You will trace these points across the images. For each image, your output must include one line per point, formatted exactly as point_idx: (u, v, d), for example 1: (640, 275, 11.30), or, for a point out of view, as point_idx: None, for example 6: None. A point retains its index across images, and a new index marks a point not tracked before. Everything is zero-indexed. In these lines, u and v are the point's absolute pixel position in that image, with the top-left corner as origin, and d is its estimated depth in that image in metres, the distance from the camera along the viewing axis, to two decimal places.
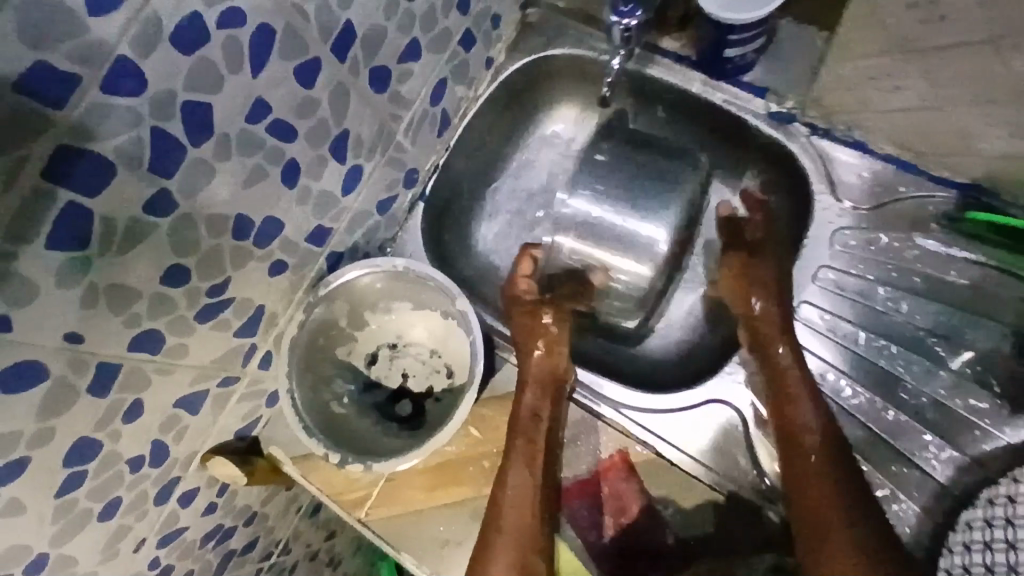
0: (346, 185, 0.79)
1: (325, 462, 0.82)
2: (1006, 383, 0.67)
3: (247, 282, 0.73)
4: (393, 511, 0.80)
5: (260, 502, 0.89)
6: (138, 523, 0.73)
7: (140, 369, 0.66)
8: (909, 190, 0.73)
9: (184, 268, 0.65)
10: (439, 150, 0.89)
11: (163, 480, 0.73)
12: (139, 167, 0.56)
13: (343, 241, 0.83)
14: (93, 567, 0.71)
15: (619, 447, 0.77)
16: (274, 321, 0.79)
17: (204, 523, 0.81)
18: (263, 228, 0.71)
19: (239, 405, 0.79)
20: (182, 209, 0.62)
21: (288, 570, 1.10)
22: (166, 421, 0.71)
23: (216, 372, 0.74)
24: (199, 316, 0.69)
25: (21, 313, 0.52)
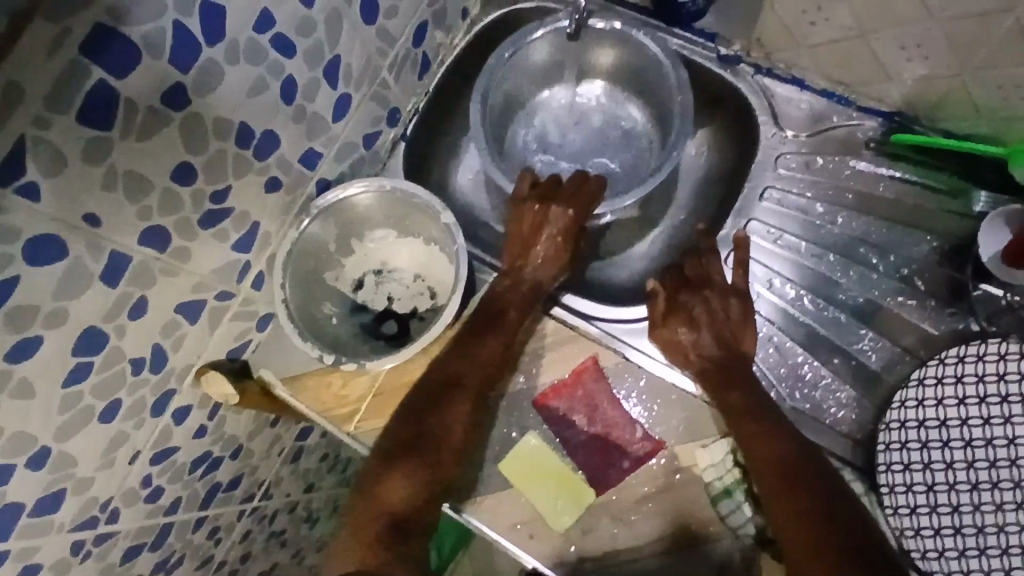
0: (337, 112, 0.82)
1: (315, 380, 0.87)
2: (928, 282, 0.83)
3: (246, 197, 0.75)
4: (381, 422, 0.85)
5: (247, 434, 0.94)
6: (135, 432, 0.76)
7: (148, 266, 0.68)
8: (842, 120, 0.87)
9: (193, 167, 0.67)
10: (419, 93, 0.95)
11: (160, 390, 0.77)
12: (160, 58, 0.59)
13: (332, 168, 0.87)
14: (92, 472, 0.73)
15: (591, 352, 0.84)
16: (267, 241, 0.82)
17: (195, 446, 0.86)
18: (263, 141, 0.74)
19: (232, 323, 0.82)
20: (193, 107, 0.64)
21: (269, 519, 1.11)
22: (165, 327, 0.74)
23: (211, 284, 0.76)
24: (202, 222, 0.71)
25: (52, 186, 0.56)
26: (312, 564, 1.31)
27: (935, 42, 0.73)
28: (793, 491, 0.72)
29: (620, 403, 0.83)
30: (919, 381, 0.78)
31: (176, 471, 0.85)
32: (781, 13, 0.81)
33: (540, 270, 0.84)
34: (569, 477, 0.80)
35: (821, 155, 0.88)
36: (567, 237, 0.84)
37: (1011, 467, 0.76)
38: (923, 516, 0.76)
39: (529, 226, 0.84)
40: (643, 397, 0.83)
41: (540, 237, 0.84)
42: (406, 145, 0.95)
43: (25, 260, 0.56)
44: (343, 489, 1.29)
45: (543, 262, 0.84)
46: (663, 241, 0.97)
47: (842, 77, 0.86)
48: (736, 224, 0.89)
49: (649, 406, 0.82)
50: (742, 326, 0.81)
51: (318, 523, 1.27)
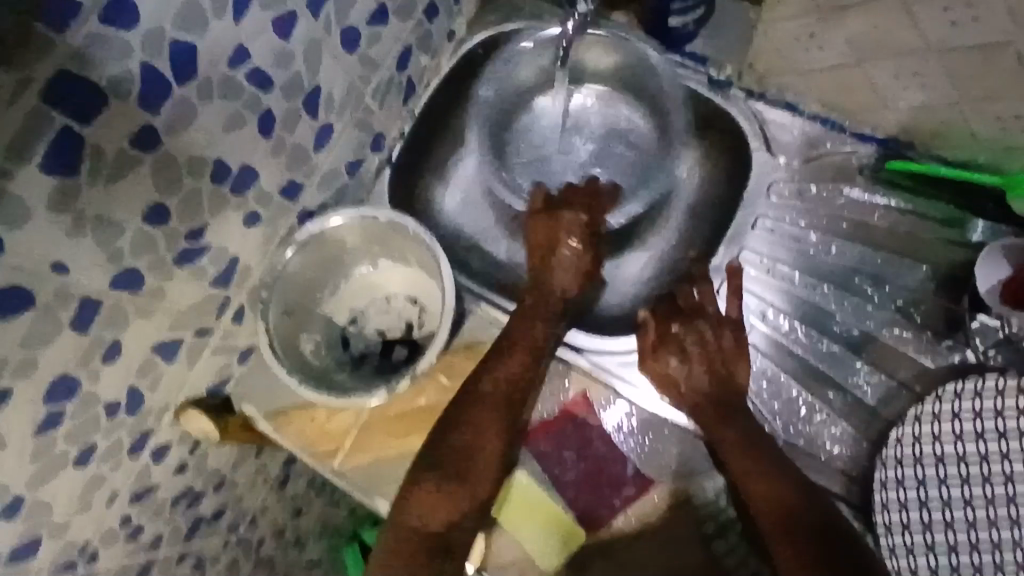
0: (319, 142, 0.80)
1: (298, 415, 0.85)
2: (924, 314, 0.81)
3: (224, 232, 0.73)
4: (366, 459, 0.83)
5: (230, 466, 0.93)
6: (112, 474, 0.75)
7: (121, 308, 0.66)
8: (835, 146, 0.86)
9: (167, 207, 0.65)
10: (403, 116, 0.93)
11: (137, 430, 0.75)
12: (128, 101, 0.57)
13: (315, 197, 0.85)
14: (68, 517, 0.72)
15: (582, 388, 0.84)
16: (247, 274, 0.80)
17: (176, 481, 0.84)
18: (240, 176, 0.72)
19: (212, 358, 0.81)
20: (165, 147, 0.62)
21: (256, 546, 1.09)
22: (142, 368, 0.72)
23: (189, 321, 0.74)
24: (178, 260, 0.69)
25: (16, 237, 0.54)
26: None
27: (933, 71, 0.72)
28: (786, 525, 0.70)
29: (611, 438, 0.82)
30: (915, 417, 0.77)
31: (157, 508, 0.84)
32: (783, 34, 0.84)
33: (566, 281, 0.82)
34: (557, 513, 0.78)
35: (814, 181, 0.86)
36: (585, 244, 0.83)
37: (1011, 505, 0.73)
38: (920, 556, 0.75)
39: (546, 235, 0.84)
40: (634, 431, 0.82)
41: (563, 244, 0.83)
42: (392, 169, 0.93)
43: None
44: (333, 511, 1.27)
45: (565, 274, 0.82)
46: (653, 266, 0.96)
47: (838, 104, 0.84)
48: (729, 252, 0.86)
49: (640, 441, 0.82)
50: (736, 356, 0.79)
51: (308, 545, 1.25)
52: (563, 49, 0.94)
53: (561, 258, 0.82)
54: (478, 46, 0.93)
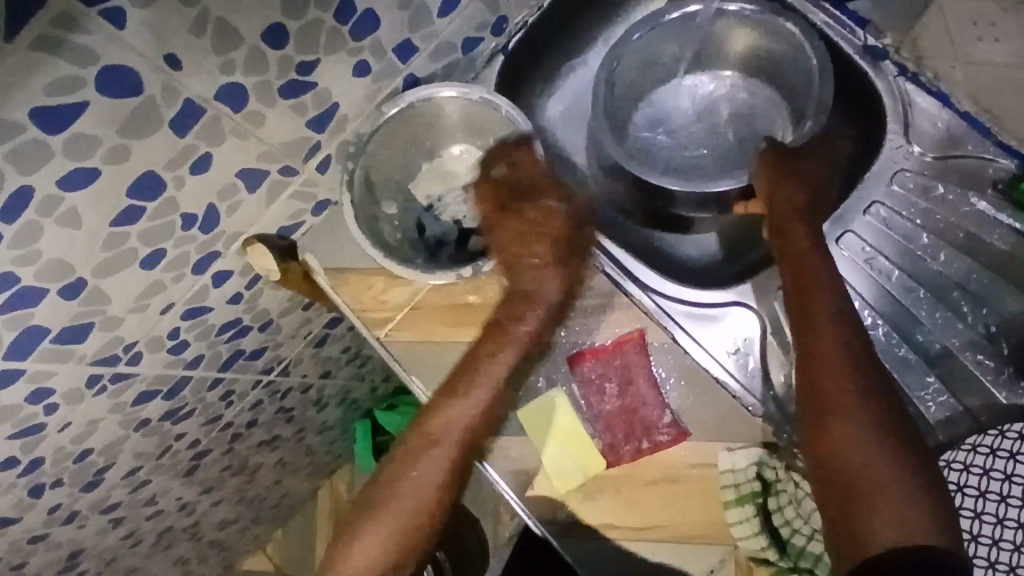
0: (446, 8, 0.77)
1: (357, 277, 0.84)
2: (1013, 348, 0.77)
3: (332, 75, 0.71)
4: (414, 336, 0.83)
5: (280, 312, 0.93)
6: (173, 285, 0.76)
7: (220, 123, 0.65)
8: (975, 151, 0.80)
9: (286, 30, 0.63)
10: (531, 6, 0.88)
11: (205, 250, 0.76)
12: None
13: (426, 66, 0.82)
14: (123, 312, 0.74)
15: (638, 325, 0.81)
16: (342, 126, 0.78)
17: (227, 311, 0.86)
18: (362, 19, 0.69)
19: (290, 201, 0.80)
20: None
21: (281, 395, 1.12)
22: (225, 189, 0.72)
23: (277, 156, 0.74)
24: (283, 91, 0.68)
25: (139, 15, 0.53)
26: (310, 444, 1.34)
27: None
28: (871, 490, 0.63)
29: (656, 383, 0.80)
30: (971, 446, 0.74)
31: (205, 331, 0.86)
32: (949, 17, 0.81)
33: (544, 288, 0.77)
34: (584, 440, 0.78)
35: (943, 180, 0.81)
36: (558, 246, 0.79)
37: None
38: None
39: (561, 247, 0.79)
40: (680, 385, 0.79)
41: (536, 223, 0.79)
42: (505, 58, 0.90)
43: (98, 88, 0.54)
44: (358, 384, 1.30)
45: (540, 280, 0.77)
46: (742, 226, 0.92)
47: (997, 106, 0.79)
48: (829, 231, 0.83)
49: (684, 395, 0.79)
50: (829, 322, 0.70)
51: (326, 409, 1.28)
52: None
53: (541, 257, 0.78)
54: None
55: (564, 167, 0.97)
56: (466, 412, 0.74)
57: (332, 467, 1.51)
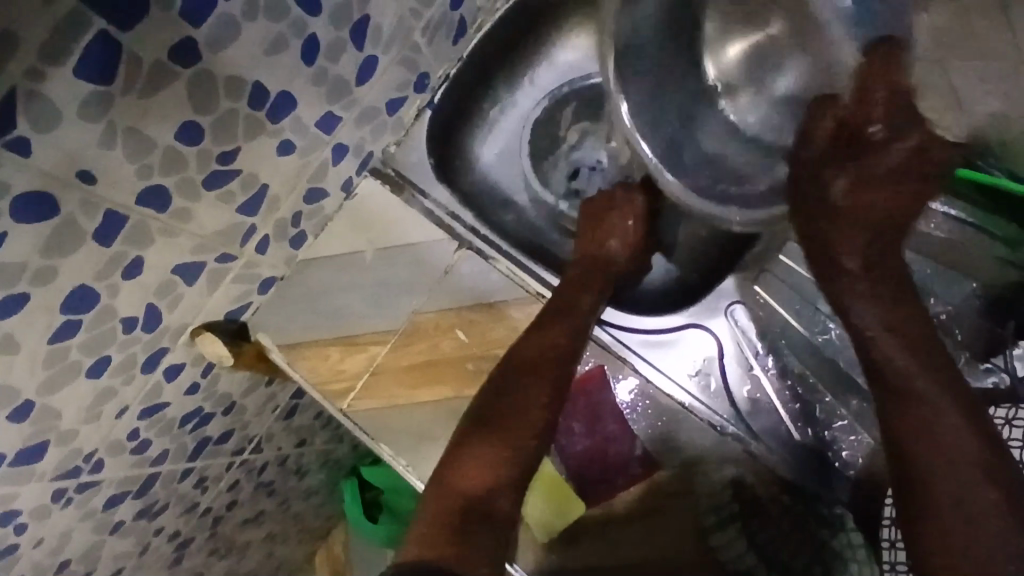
0: (362, 76, 0.77)
1: (313, 352, 0.86)
2: (966, 334, 0.78)
3: (257, 158, 0.71)
4: (376, 403, 0.84)
5: (241, 392, 0.93)
6: (124, 388, 0.75)
7: (146, 225, 0.65)
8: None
9: (200, 126, 0.63)
10: (451, 59, 0.90)
11: (152, 348, 0.75)
12: (171, 9, 0.54)
13: (352, 133, 0.82)
14: (76, 424, 0.72)
15: (599, 362, 0.82)
16: (276, 204, 0.78)
17: (186, 401, 0.85)
18: (278, 101, 0.69)
19: (232, 285, 0.80)
20: (205, 63, 0.59)
21: (258, 470, 1.11)
22: (163, 287, 0.71)
23: (213, 245, 0.73)
24: (207, 183, 0.67)
25: (44, 139, 0.52)
26: (298, 512, 1.33)
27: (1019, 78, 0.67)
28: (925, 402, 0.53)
29: (623, 418, 0.80)
30: None
31: (166, 425, 0.85)
32: None
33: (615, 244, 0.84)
34: (557, 482, 0.79)
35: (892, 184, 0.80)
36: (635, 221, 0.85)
37: None
38: None
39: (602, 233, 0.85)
40: (647, 412, 0.80)
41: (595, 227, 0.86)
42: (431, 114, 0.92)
43: (13, 217, 0.54)
44: (337, 445, 1.29)
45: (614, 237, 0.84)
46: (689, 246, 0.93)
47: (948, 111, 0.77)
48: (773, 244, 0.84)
49: (652, 422, 0.80)
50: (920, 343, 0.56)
51: (309, 475, 1.27)
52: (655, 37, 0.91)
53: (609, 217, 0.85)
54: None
55: (505, 210, 0.98)
56: (567, 329, 0.76)
57: (325, 529, 1.50)
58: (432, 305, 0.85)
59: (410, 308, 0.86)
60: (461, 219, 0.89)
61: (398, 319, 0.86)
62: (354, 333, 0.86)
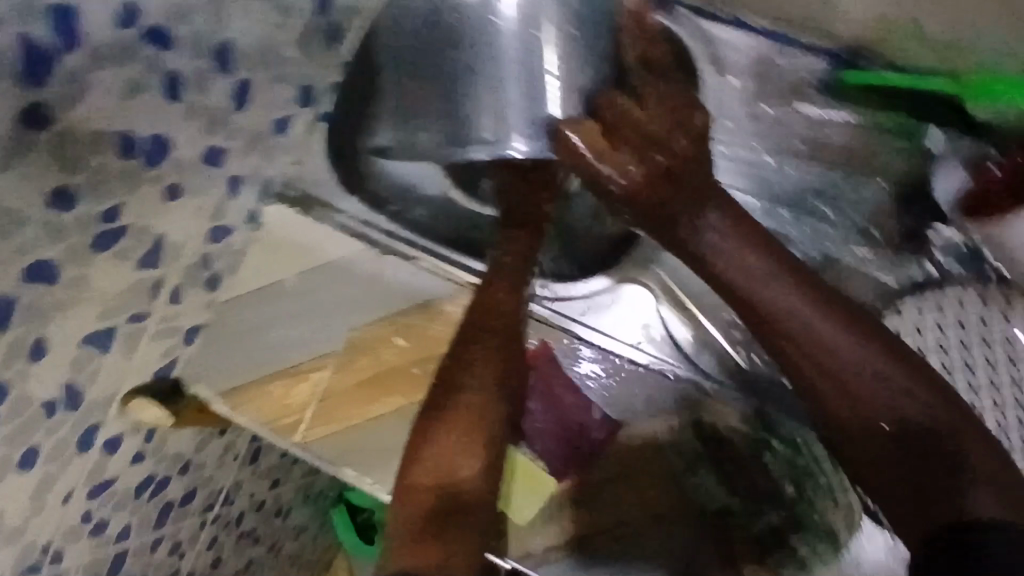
0: (237, 98, 0.71)
1: (260, 393, 0.88)
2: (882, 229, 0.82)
3: (145, 211, 0.68)
4: (329, 428, 0.86)
5: (193, 449, 0.93)
6: (62, 474, 0.73)
7: (42, 303, 0.62)
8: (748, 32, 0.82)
9: (75, 189, 0.60)
10: (327, 65, 0.81)
11: (82, 426, 0.74)
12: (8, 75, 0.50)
13: (243, 161, 0.78)
14: (20, 522, 0.71)
15: (542, 338, 0.83)
16: (178, 252, 0.75)
17: (134, 471, 0.84)
18: (152, 147, 0.65)
19: (153, 343, 0.79)
20: (63, 123, 0.55)
21: (236, 521, 1.10)
22: (77, 362, 0.69)
23: (117, 308, 0.71)
24: (96, 246, 0.65)
25: None
26: (293, 550, 1.31)
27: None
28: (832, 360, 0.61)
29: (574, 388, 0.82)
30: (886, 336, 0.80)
31: (121, 498, 0.84)
32: None
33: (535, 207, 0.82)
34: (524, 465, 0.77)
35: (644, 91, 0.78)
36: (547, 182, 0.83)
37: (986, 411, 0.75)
38: None
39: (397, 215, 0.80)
40: (599, 376, 0.82)
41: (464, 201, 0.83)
42: (324, 126, 0.83)
43: None
44: (313, 477, 1.27)
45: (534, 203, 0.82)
46: None
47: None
48: None
49: (604, 385, 0.82)
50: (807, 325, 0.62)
51: (293, 512, 1.26)
52: None
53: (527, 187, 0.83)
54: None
55: None
56: (509, 308, 0.77)
57: (328, 563, 1.48)
58: (369, 320, 0.89)
59: (347, 327, 0.89)
60: (377, 229, 0.90)
61: (337, 339, 0.89)
62: (295, 362, 0.88)
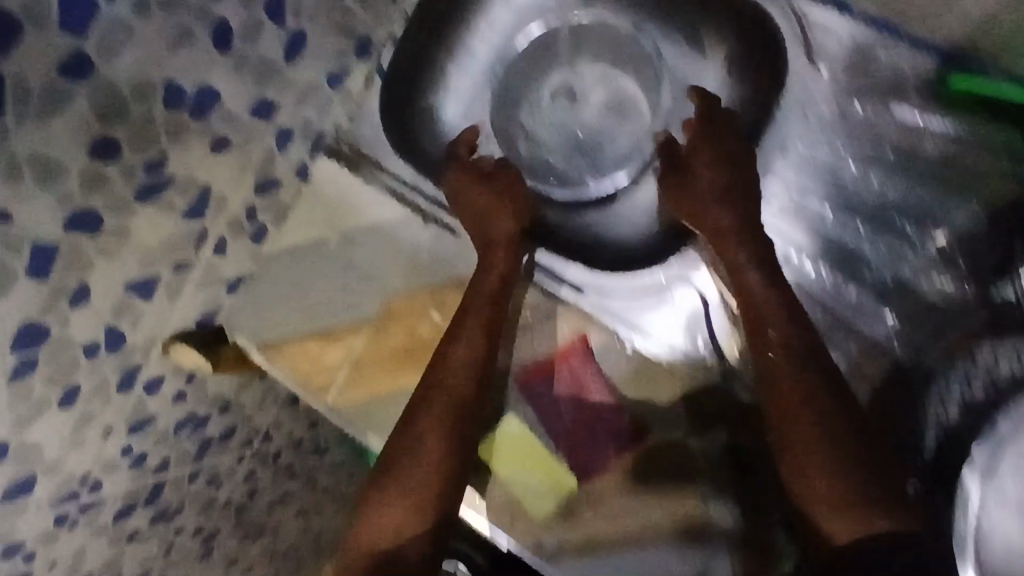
0: (296, 51, 0.64)
1: (294, 347, 0.74)
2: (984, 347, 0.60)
3: (190, 163, 0.61)
4: (364, 394, 0.72)
5: (235, 390, 0.85)
6: (102, 411, 0.68)
7: (82, 251, 0.57)
8: (889, 54, 0.63)
9: (115, 142, 0.54)
10: (394, 16, 0.74)
11: (123, 368, 0.68)
12: (47, 27, 0.45)
13: (296, 116, 0.69)
14: (61, 455, 0.67)
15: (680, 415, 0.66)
16: (224, 205, 0.68)
17: (173, 411, 0.78)
18: (203, 99, 0.58)
19: (198, 292, 0.71)
20: (107, 77, 0.50)
21: (273, 457, 1.04)
22: (118, 308, 0.63)
23: (164, 258, 0.64)
24: (140, 197, 0.59)
25: None
26: (330, 489, 1.28)
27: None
28: (811, 445, 0.54)
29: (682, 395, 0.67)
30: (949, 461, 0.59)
31: (159, 435, 0.78)
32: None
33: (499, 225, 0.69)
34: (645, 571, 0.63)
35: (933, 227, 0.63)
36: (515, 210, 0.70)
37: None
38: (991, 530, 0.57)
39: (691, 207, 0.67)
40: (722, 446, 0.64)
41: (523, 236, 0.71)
42: (383, 80, 0.76)
43: None
44: None
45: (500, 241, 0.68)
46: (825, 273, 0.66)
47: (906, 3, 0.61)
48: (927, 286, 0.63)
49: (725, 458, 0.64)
50: None
51: (329, 452, 1.22)
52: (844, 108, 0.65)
53: (497, 222, 0.69)
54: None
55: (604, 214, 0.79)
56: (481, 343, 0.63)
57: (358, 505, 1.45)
58: (403, 287, 0.73)
59: (383, 294, 0.73)
60: (421, 191, 0.75)
61: (371, 306, 0.73)
62: (331, 323, 0.74)
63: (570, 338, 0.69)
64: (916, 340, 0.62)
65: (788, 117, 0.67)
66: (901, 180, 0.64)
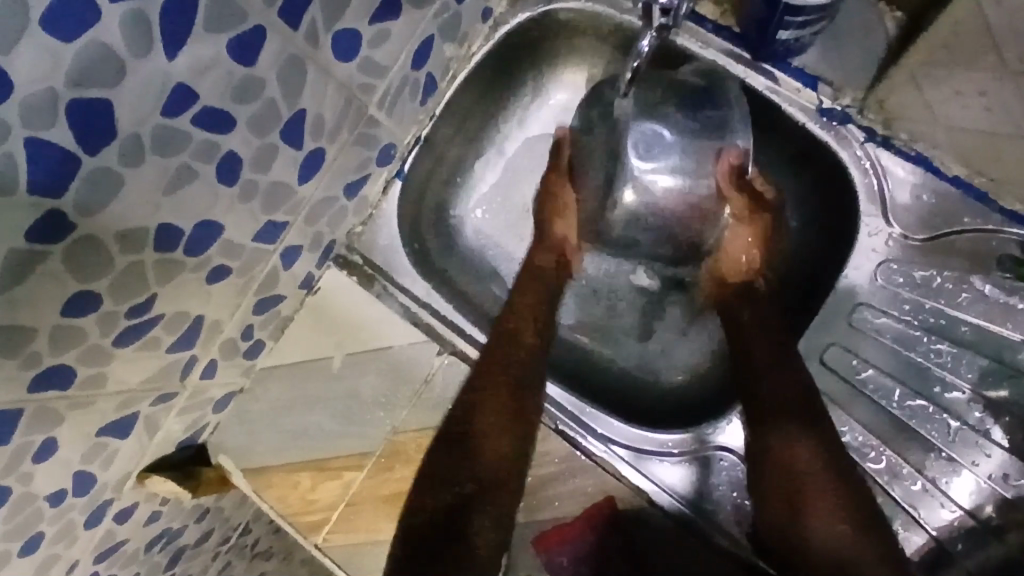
0: (305, 173, 0.58)
1: (282, 477, 0.67)
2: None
3: (181, 298, 0.54)
4: (356, 537, 0.65)
5: (216, 499, 0.77)
6: (67, 551, 0.61)
7: (48, 407, 0.49)
8: (973, 224, 0.59)
9: (93, 294, 0.46)
10: (421, 119, 0.69)
11: (92, 506, 0.61)
12: (13, 194, 0.38)
13: (305, 232, 0.63)
14: None
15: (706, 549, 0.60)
16: (218, 329, 0.60)
17: (146, 532, 0.71)
18: (198, 234, 0.51)
19: (182, 416, 0.64)
20: (81, 231, 0.43)
21: (251, 548, 0.95)
22: (90, 450, 0.56)
23: (145, 393, 0.58)
24: (119, 341, 0.52)
25: None
26: None
27: (1008, 93, 0.47)
28: (809, 477, 0.55)
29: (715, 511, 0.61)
30: None
31: (129, 555, 0.71)
32: None
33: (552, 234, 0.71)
34: None
35: (999, 423, 0.57)
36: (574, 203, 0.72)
37: None
38: None
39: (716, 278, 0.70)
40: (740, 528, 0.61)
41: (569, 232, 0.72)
42: (403, 184, 0.71)
43: None
44: None
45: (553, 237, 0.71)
46: (871, 434, 0.60)
47: (987, 168, 0.56)
48: (976, 471, 0.57)
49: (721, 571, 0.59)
50: None
51: None
52: (896, 264, 0.61)
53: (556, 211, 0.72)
54: (522, 25, 0.69)
55: (622, 333, 0.76)
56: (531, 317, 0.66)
57: None
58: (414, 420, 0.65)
59: (387, 426, 0.66)
60: (435, 310, 0.70)
61: (373, 438, 0.66)
62: (326, 455, 0.66)
63: (596, 501, 0.61)
64: (971, 542, 0.56)
65: (853, 276, 0.62)
66: (971, 361, 0.59)
